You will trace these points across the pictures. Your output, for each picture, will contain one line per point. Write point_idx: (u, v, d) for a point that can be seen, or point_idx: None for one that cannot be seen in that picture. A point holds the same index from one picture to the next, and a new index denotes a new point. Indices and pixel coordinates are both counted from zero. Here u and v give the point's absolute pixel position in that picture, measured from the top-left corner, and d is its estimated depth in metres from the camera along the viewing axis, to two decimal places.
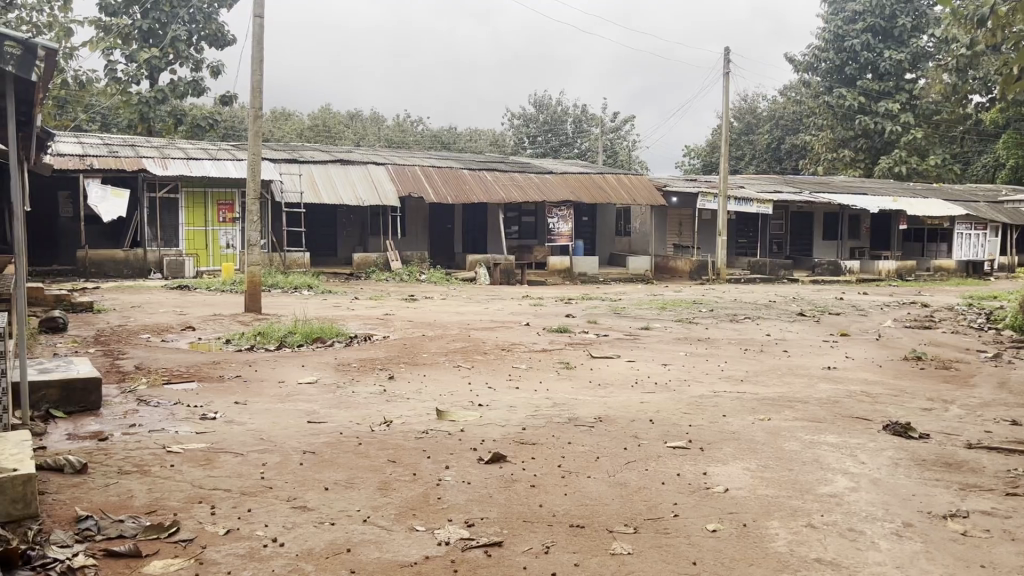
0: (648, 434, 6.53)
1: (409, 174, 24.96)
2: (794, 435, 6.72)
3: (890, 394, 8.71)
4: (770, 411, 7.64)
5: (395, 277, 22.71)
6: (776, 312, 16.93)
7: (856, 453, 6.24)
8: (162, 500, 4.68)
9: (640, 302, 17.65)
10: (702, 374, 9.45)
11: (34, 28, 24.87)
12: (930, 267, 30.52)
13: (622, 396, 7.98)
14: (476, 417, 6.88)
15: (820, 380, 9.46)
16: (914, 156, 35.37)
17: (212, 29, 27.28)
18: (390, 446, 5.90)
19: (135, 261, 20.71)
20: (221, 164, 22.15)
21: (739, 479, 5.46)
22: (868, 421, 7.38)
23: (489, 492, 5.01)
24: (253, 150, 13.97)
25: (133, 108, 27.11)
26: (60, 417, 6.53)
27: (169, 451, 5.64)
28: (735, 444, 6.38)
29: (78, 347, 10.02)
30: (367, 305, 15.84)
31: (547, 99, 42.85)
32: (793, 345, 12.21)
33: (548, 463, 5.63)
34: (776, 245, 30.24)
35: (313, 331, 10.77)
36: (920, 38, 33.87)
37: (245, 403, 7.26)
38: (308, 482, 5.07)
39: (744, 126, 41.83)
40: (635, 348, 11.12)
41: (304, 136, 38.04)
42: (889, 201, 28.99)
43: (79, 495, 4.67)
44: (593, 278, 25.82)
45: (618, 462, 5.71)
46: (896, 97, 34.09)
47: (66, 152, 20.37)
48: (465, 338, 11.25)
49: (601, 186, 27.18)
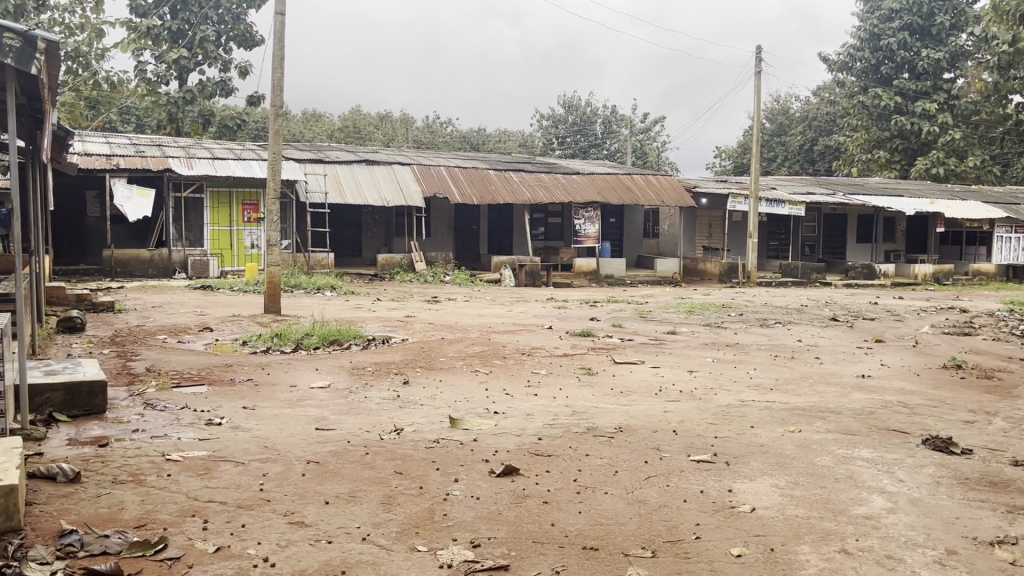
0: (670, 447, 6.19)
1: (434, 174, 24.75)
2: (827, 449, 6.34)
3: (929, 405, 8.29)
4: (802, 422, 7.27)
5: (419, 278, 22.54)
6: (809, 316, 16.46)
7: (894, 470, 5.85)
8: (153, 513, 4.44)
9: (667, 305, 17.25)
10: (730, 382, 9.06)
11: (66, 29, 25.04)
12: (968, 271, 29.81)
13: (645, 404, 7.64)
14: (491, 426, 6.59)
15: (854, 389, 9.04)
16: (952, 157, 34.50)
17: (240, 29, 27.26)
18: (398, 457, 5.63)
19: (160, 261, 20.74)
20: (246, 164, 22.08)
21: (766, 496, 5.13)
22: (906, 434, 6.97)
23: (498, 508, 4.71)
24: (274, 151, 13.79)
25: (162, 108, 27.17)
26: (63, 420, 6.33)
27: (168, 460, 5.41)
28: (764, 458, 6.02)
29: (93, 348, 9.89)
30: (389, 306, 15.62)
31: (577, 99, 42.55)
32: (825, 351, 11.76)
33: (562, 478, 5.32)
34: (809, 247, 29.73)
35: (330, 333, 10.54)
36: (959, 36, 33.02)
37: (253, 409, 7.02)
38: (308, 495, 4.82)
39: (777, 127, 41.11)
40: (660, 354, 10.74)
41: (334, 136, 38.11)
42: (926, 203, 28.20)
43: (68, 507, 4.45)
44: (620, 280, 25.36)
45: (638, 477, 5.39)
46: (933, 96, 33.34)
47: (94, 152, 20.41)
48: (485, 341, 10.97)
49: (628, 186, 26.78)
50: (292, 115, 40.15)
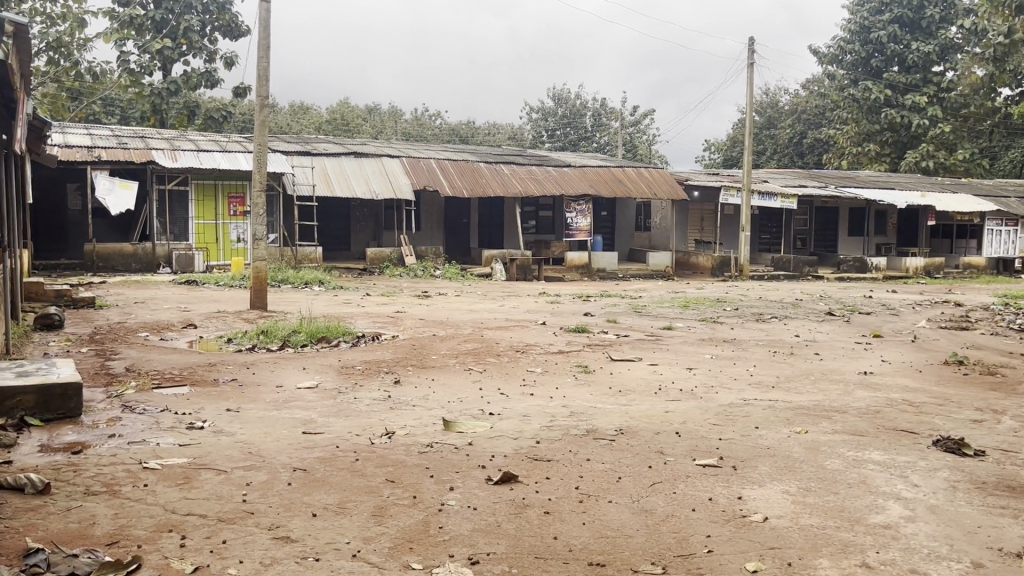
0: (674, 450, 5.93)
1: (424, 167, 24.42)
2: (836, 452, 6.10)
3: (936, 403, 8.05)
4: (807, 422, 7.01)
5: (409, 272, 22.26)
6: (804, 310, 16.24)
7: (908, 474, 5.60)
8: (127, 529, 4.14)
9: (661, 299, 17.01)
10: (730, 380, 8.81)
11: (48, 20, 24.54)
12: (960, 264, 29.72)
13: (644, 404, 7.38)
14: (487, 428, 6.31)
15: (857, 386, 8.80)
16: (942, 151, 34.37)
17: (225, 20, 26.76)
18: (389, 464, 5.34)
19: (143, 255, 20.27)
20: (233, 156, 21.67)
21: (778, 504, 4.87)
22: (916, 435, 6.72)
23: (497, 520, 4.43)
24: (260, 143, 13.44)
25: (146, 99, 26.77)
26: (36, 425, 6.01)
27: (145, 468, 5.10)
28: (772, 462, 5.76)
29: (71, 347, 9.55)
30: (378, 301, 15.31)
31: (567, 92, 42.21)
32: (824, 347, 11.52)
33: (564, 485, 5.04)
34: (800, 241, 29.49)
35: (318, 330, 10.21)
36: (949, 29, 32.86)
37: (237, 411, 6.71)
38: (294, 506, 4.52)
39: (765, 121, 40.93)
40: (658, 350, 10.49)
41: (322, 129, 37.69)
42: (918, 197, 28.02)
43: (36, 522, 4.15)
44: (612, 274, 25.06)
45: (642, 484, 5.12)
46: (923, 89, 33.18)
47: (74, 144, 19.95)
48: (478, 338, 10.68)
49: (620, 179, 26.52)
50: (279, 107, 39.64)
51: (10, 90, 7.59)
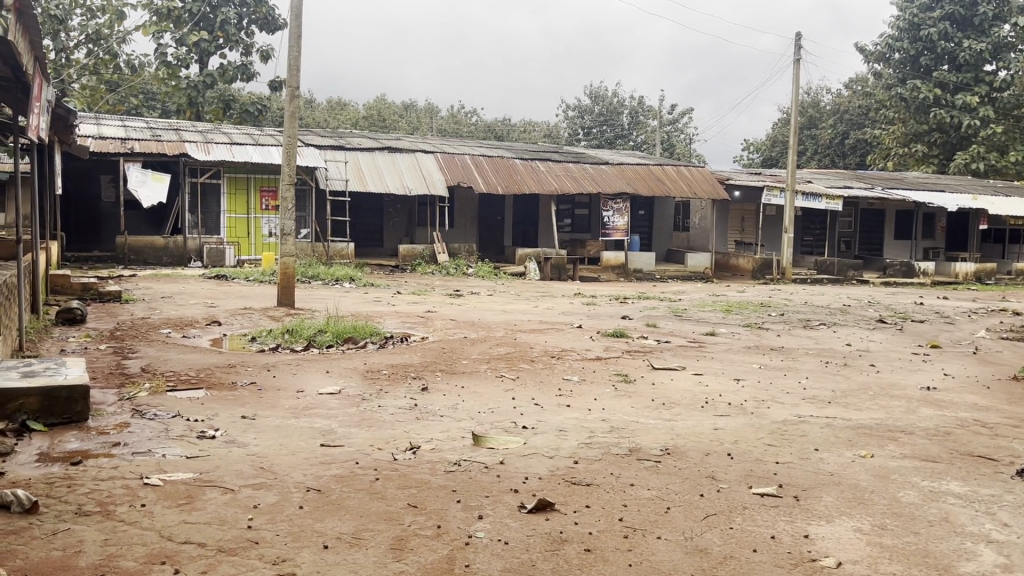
0: (727, 475, 5.34)
1: (458, 163, 23.94)
2: (909, 481, 5.47)
3: (1011, 425, 7.35)
4: (872, 444, 6.39)
5: (441, 270, 21.77)
6: (853, 317, 15.49)
7: (995, 511, 4.96)
8: (115, 559, 3.67)
9: (703, 303, 16.32)
10: (782, 393, 8.16)
11: (88, 12, 24.48)
12: (1011, 270, 28.61)
13: (692, 420, 6.80)
14: (520, 445, 5.78)
15: (922, 403, 8.11)
16: (994, 153, 33.06)
17: (263, 12, 26.48)
18: (413, 484, 4.84)
19: (175, 249, 20.10)
20: (266, 149, 21.35)
21: (851, 545, 4.28)
22: (995, 463, 6.05)
23: (531, 558, 3.90)
24: (290, 135, 12.99)
25: (182, 92, 26.60)
26: (38, 430, 5.58)
27: (146, 485, 4.64)
28: (837, 492, 5.16)
29: (88, 343, 9.21)
30: (409, 300, 14.80)
31: (604, 89, 41.46)
32: (879, 358, 10.83)
33: (607, 516, 4.49)
34: (845, 244, 28.58)
35: (344, 330, 9.76)
36: (1002, 26, 31.53)
37: (253, 418, 6.26)
38: (304, 535, 4.03)
39: (807, 120, 39.79)
40: (702, 359, 9.85)
41: (358, 125, 37.46)
42: (970, 199, 26.92)
43: (16, 548, 3.71)
44: (649, 275, 24.46)
45: (695, 517, 4.55)
46: (975, 89, 31.85)
47: (108, 136, 19.79)
48: (511, 342, 10.13)
49: (660, 178, 25.79)
50: (315, 103, 39.50)
51: (24, 73, 7.25)
